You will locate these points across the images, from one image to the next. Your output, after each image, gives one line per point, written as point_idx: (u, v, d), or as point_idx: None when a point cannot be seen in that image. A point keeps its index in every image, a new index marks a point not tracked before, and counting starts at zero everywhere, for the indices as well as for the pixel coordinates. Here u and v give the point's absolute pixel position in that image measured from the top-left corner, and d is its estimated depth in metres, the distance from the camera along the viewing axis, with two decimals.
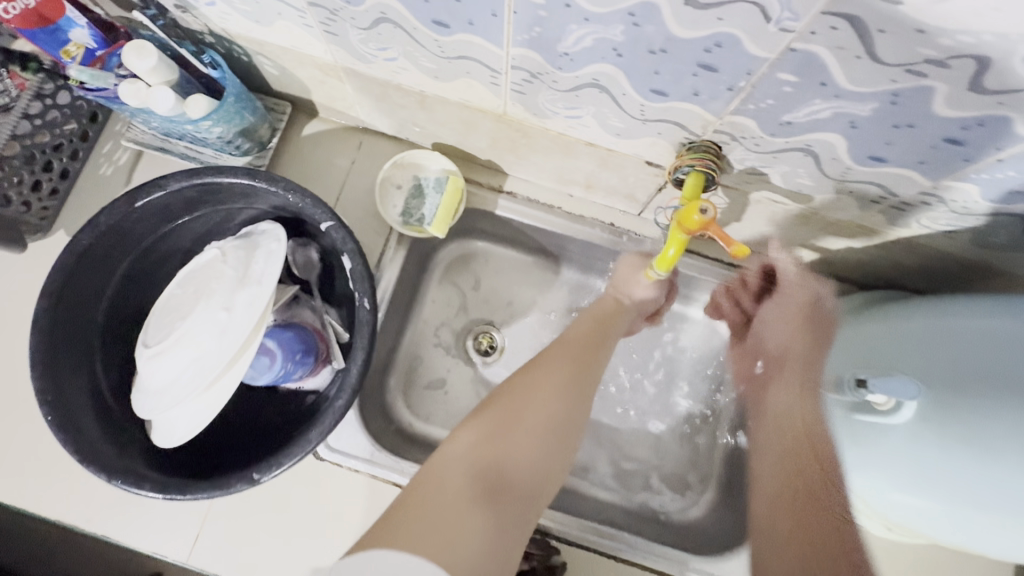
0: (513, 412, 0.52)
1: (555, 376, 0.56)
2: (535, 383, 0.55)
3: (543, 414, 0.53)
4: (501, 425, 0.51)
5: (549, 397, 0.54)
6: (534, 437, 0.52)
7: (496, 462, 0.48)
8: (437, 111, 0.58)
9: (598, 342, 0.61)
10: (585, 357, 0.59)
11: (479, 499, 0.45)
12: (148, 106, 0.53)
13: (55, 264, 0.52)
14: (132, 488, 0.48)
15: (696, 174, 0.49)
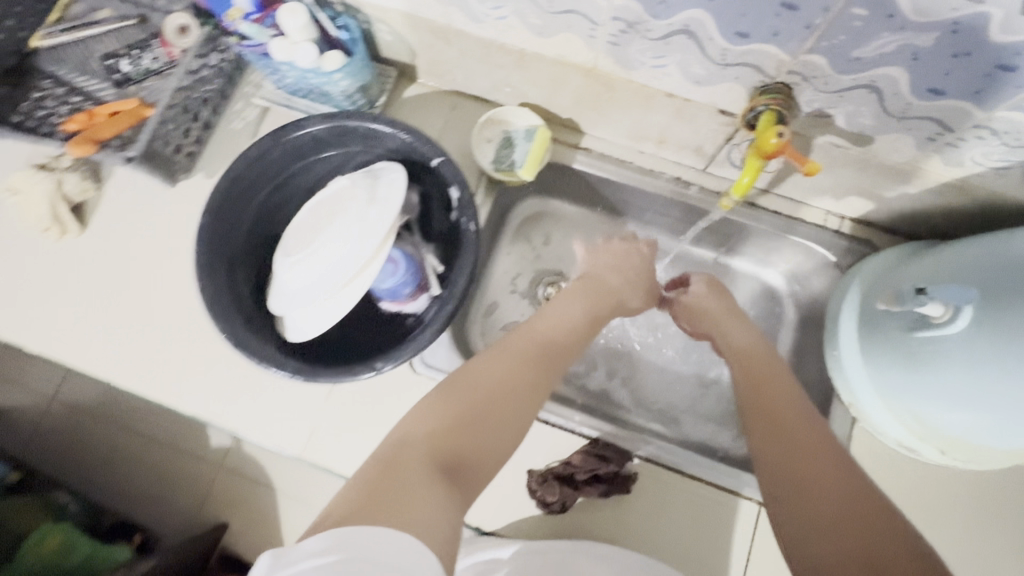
0: (474, 390, 0.48)
1: (513, 359, 0.52)
2: (485, 364, 0.51)
3: (493, 392, 0.49)
4: (461, 406, 0.47)
5: (501, 377, 0.50)
6: (490, 414, 0.47)
7: (456, 440, 0.44)
8: (532, 69, 0.67)
9: (575, 331, 0.60)
10: (554, 345, 0.56)
11: (437, 475, 0.40)
12: (293, 59, 0.64)
13: (216, 187, 0.62)
14: (277, 369, 0.58)
15: (770, 112, 0.55)
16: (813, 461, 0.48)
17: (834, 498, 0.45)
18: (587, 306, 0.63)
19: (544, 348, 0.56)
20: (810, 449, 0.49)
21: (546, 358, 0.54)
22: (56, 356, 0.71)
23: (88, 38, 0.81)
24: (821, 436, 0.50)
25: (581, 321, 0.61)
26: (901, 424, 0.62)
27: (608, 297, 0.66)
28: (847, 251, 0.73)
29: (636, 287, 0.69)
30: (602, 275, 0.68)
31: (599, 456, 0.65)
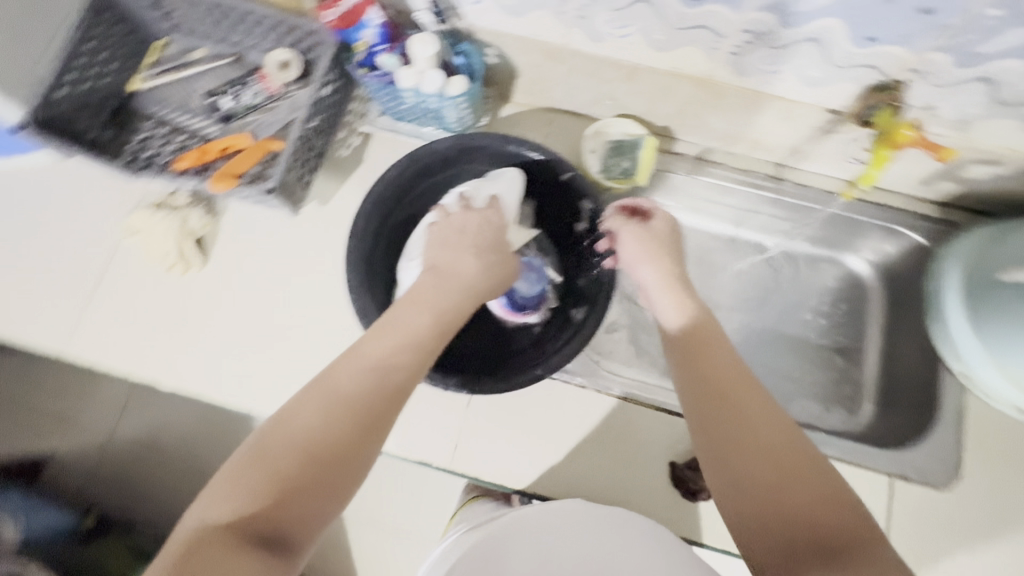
0: (284, 456, 0.44)
1: (339, 412, 0.46)
2: (314, 420, 0.46)
3: (292, 462, 0.44)
4: (278, 469, 0.43)
5: (321, 434, 0.45)
6: (326, 476, 0.44)
7: (279, 511, 0.42)
8: (640, 82, 0.71)
9: (410, 363, 0.51)
10: (383, 385, 0.49)
11: (247, 554, 0.39)
12: (421, 86, 0.67)
13: (360, 213, 0.64)
14: (443, 384, 0.60)
15: (887, 108, 0.62)
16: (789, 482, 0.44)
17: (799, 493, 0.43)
18: (435, 318, 0.55)
19: (392, 386, 0.49)
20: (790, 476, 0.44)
21: (372, 407, 0.47)
22: (190, 389, 0.73)
23: (187, 78, 0.83)
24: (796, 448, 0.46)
25: (410, 338, 0.52)
26: (1016, 388, 0.67)
27: (455, 291, 0.58)
28: (935, 233, 0.78)
29: (467, 289, 0.59)
30: (453, 262, 0.61)
31: None
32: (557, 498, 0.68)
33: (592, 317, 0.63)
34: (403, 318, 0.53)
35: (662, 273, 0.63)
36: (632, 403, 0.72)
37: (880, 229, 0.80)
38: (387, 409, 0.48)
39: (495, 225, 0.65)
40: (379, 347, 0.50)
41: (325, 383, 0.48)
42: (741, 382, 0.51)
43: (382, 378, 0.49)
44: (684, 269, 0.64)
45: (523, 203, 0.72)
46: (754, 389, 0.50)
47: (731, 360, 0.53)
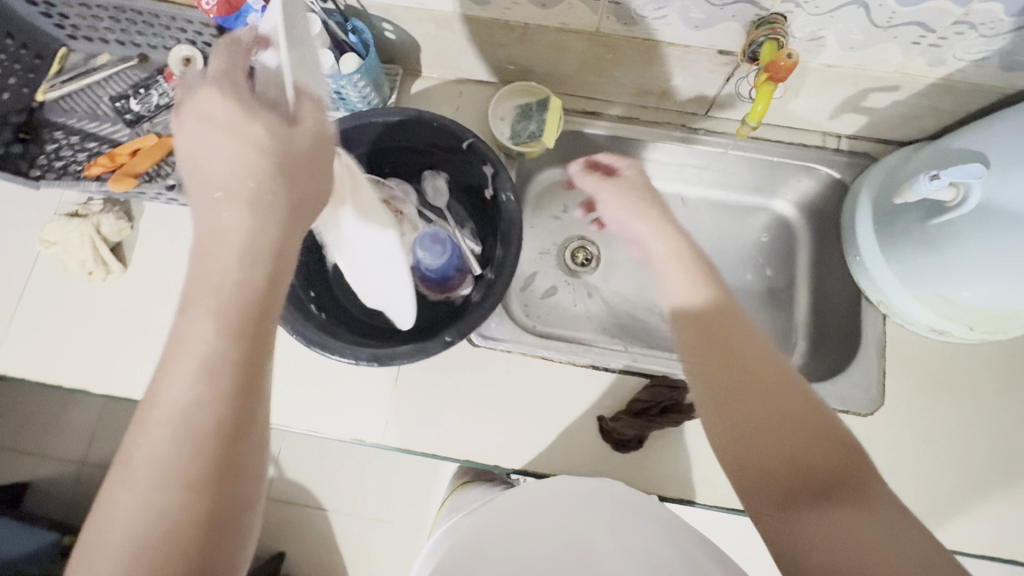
0: (133, 567, 0.34)
1: (161, 477, 0.36)
2: (135, 512, 0.36)
3: (179, 555, 0.36)
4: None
5: (165, 501, 0.36)
6: (185, 549, 0.36)
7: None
8: (536, 42, 0.71)
9: (228, 376, 0.39)
10: (222, 417, 0.39)
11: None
12: (313, 68, 0.66)
13: None
14: (353, 358, 0.61)
15: (769, 42, 0.60)
16: (782, 432, 0.46)
17: (785, 473, 0.45)
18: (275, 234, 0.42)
19: (224, 411, 0.39)
20: (780, 415, 0.47)
21: (211, 446, 0.38)
22: (124, 393, 0.73)
23: (92, 85, 0.82)
24: (768, 365, 0.50)
25: (219, 360, 0.39)
26: (930, 309, 0.68)
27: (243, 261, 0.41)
28: (849, 166, 0.78)
29: (246, 286, 0.41)
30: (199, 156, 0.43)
31: (667, 386, 0.68)
32: (491, 462, 0.70)
33: (500, 281, 0.64)
34: (191, 329, 0.39)
35: (645, 214, 0.66)
36: (559, 362, 0.73)
37: (797, 168, 0.81)
38: (238, 422, 0.39)
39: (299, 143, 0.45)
40: (181, 381, 0.38)
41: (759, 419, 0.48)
42: (724, 322, 0.55)
43: (189, 429, 0.38)
44: (666, 211, 0.67)
45: (436, 175, 0.76)
46: (743, 330, 0.53)
47: (728, 393, 0.50)
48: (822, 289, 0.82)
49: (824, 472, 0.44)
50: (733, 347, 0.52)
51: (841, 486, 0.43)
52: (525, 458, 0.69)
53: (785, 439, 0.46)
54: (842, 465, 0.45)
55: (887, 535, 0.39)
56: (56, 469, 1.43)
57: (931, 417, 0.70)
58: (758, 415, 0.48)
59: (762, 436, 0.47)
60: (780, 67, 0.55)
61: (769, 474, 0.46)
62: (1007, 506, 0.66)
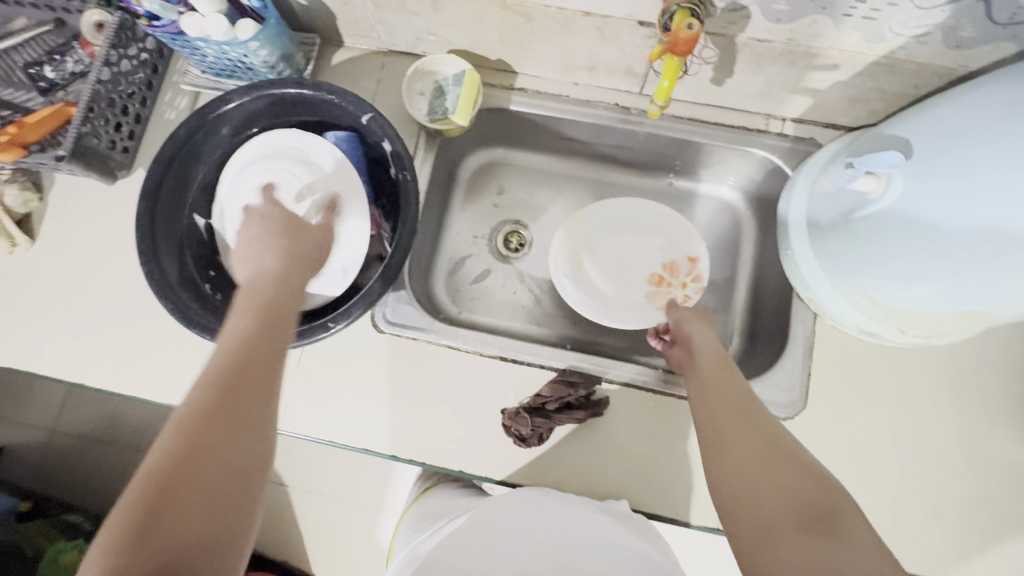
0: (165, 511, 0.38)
1: (195, 423, 0.43)
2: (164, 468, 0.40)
3: (200, 511, 0.39)
4: (148, 517, 0.38)
5: (193, 451, 0.41)
6: (208, 492, 0.40)
7: (176, 545, 0.37)
8: (449, 11, 0.66)
9: (253, 364, 0.47)
10: (243, 379, 0.46)
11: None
12: (206, 33, 0.62)
13: (149, 174, 0.62)
14: None
15: (682, 12, 0.54)
16: (753, 459, 0.47)
17: (774, 499, 0.44)
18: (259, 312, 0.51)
19: (251, 378, 0.47)
20: (756, 443, 0.49)
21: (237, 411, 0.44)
22: (29, 368, 0.72)
23: (7, 50, 0.79)
24: (742, 395, 0.55)
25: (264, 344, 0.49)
26: (859, 310, 0.63)
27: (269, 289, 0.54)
28: (793, 152, 0.73)
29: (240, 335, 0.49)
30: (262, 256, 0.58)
31: (567, 382, 0.67)
32: (387, 452, 0.67)
33: (391, 266, 0.60)
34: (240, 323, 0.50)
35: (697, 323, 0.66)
36: (465, 352, 0.70)
37: (740, 153, 0.75)
38: (246, 385, 0.46)
39: (318, 234, 0.63)
40: (213, 363, 0.47)
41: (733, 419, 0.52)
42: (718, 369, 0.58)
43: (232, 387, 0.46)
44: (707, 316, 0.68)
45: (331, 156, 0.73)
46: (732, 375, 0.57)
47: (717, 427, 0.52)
48: (762, 284, 0.77)
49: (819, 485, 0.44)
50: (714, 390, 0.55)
51: (825, 501, 0.43)
52: (422, 449, 0.67)
53: (753, 458, 0.48)
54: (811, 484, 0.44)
55: (856, 561, 0.37)
56: (22, 436, 1.40)
57: (859, 426, 0.66)
58: (737, 446, 0.49)
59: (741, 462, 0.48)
60: (680, 40, 0.51)
61: (743, 490, 0.46)
62: (924, 521, 0.63)
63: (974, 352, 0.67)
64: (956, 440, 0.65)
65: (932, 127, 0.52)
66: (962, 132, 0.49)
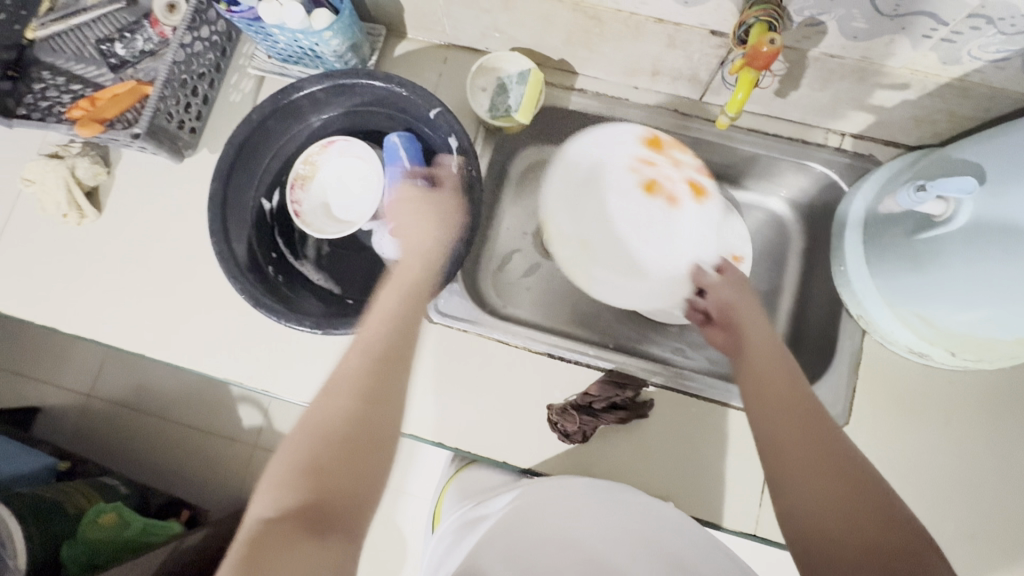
0: (319, 474, 0.43)
1: (339, 395, 0.48)
2: (314, 414, 0.47)
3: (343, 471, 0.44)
4: (307, 472, 0.43)
5: (342, 425, 0.46)
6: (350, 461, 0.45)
7: (326, 507, 0.42)
8: (519, 9, 0.67)
9: (396, 347, 0.52)
10: (393, 364, 0.51)
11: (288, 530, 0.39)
12: (282, 21, 0.64)
13: (223, 155, 0.64)
14: (298, 323, 0.61)
15: (761, 25, 0.54)
16: (829, 483, 0.47)
17: (827, 510, 0.46)
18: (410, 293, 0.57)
19: (384, 357, 0.51)
20: (827, 459, 0.48)
21: (372, 392, 0.48)
22: (94, 335, 0.75)
23: (80, 26, 0.80)
24: (796, 381, 0.55)
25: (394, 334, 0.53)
26: (910, 329, 0.63)
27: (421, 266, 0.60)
28: (850, 168, 0.73)
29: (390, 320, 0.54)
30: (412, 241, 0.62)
31: (615, 383, 0.68)
32: (434, 439, 0.69)
33: (452, 259, 0.62)
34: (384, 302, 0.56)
35: (740, 289, 0.65)
36: (513, 347, 0.72)
37: (796, 165, 0.75)
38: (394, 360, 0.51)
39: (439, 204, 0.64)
40: (380, 332, 0.53)
41: (788, 413, 0.52)
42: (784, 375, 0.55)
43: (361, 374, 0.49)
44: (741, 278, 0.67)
45: None
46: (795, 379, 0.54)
47: (776, 435, 0.51)
48: (808, 296, 0.78)
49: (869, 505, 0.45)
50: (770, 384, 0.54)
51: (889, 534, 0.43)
52: (467, 438, 0.69)
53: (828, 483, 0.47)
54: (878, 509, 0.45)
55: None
56: (62, 398, 1.45)
57: (900, 444, 0.67)
58: (793, 447, 0.50)
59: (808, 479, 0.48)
60: (759, 55, 0.51)
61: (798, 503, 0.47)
62: (960, 541, 0.63)
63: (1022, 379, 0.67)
64: (997, 464, 0.65)
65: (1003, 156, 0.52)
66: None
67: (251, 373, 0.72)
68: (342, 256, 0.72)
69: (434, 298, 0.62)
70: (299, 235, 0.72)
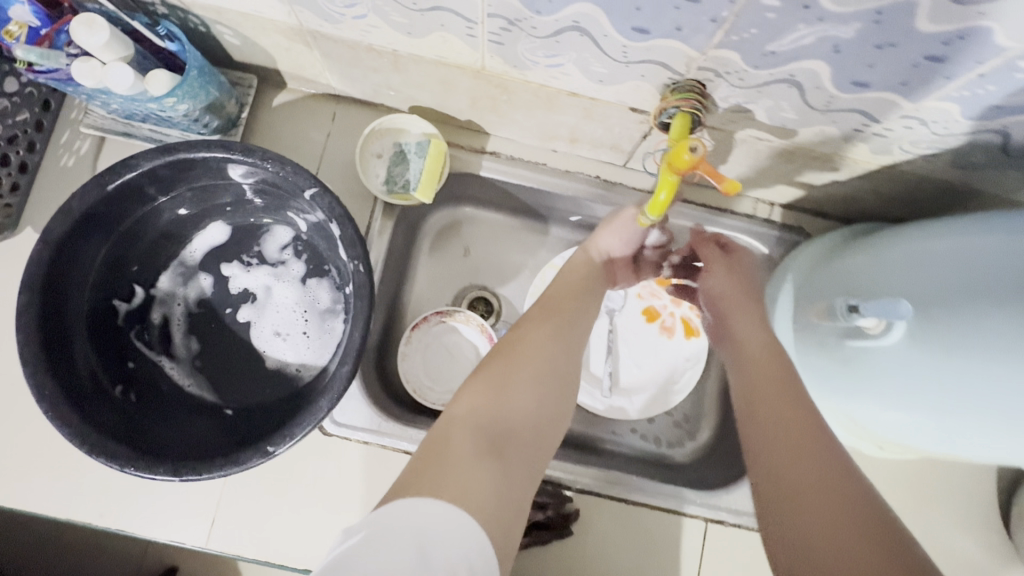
0: (492, 398, 0.47)
1: (536, 393, 0.50)
2: (515, 373, 0.50)
3: (527, 419, 0.48)
4: (505, 403, 0.47)
5: (512, 405, 0.48)
6: (534, 409, 0.48)
7: (511, 427, 0.46)
8: (413, 71, 0.57)
9: (575, 314, 0.59)
10: (567, 321, 0.58)
11: (486, 460, 0.42)
12: (106, 85, 0.50)
13: (33, 258, 0.50)
14: (146, 473, 0.48)
15: (683, 116, 0.48)
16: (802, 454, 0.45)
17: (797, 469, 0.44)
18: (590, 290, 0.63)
19: (560, 339, 0.56)
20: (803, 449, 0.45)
21: (541, 393, 0.50)
22: None
23: None
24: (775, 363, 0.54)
25: (566, 322, 0.58)
26: (842, 425, 0.60)
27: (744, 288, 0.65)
28: (779, 241, 0.69)
29: (567, 323, 0.58)
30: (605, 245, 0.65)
31: (535, 503, 0.60)
32: None
33: (341, 373, 0.51)
34: (564, 290, 0.62)
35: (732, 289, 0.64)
36: None
37: (725, 235, 0.70)
38: (573, 332, 0.57)
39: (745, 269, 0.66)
40: (563, 304, 0.59)
41: (761, 364, 0.55)
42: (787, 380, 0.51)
43: (565, 330, 0.57)
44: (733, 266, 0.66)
45: (275, 224, 0.63)
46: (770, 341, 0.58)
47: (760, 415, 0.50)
48: None
49: (850, 494, 0.41)
50: (761, 403, 0.51)
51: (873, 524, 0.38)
52: None
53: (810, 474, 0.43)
54: (888, 529, 0.38)
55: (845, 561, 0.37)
56: None
57: None
58: (768, 408, 0.50)
59: (806, 453, 0.45)
60: (681, 162, 0.45)
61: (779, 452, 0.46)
62: None
63: (944, 463, 0.66)
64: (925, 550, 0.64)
65: (941, 277, 0.46)
66: (981, 287, 0.43)
67: (93, 512, 0.58)
68: (218, 356, 0.62)
69: (323, 421, 0.51)
70: (161, 334, 0.61)
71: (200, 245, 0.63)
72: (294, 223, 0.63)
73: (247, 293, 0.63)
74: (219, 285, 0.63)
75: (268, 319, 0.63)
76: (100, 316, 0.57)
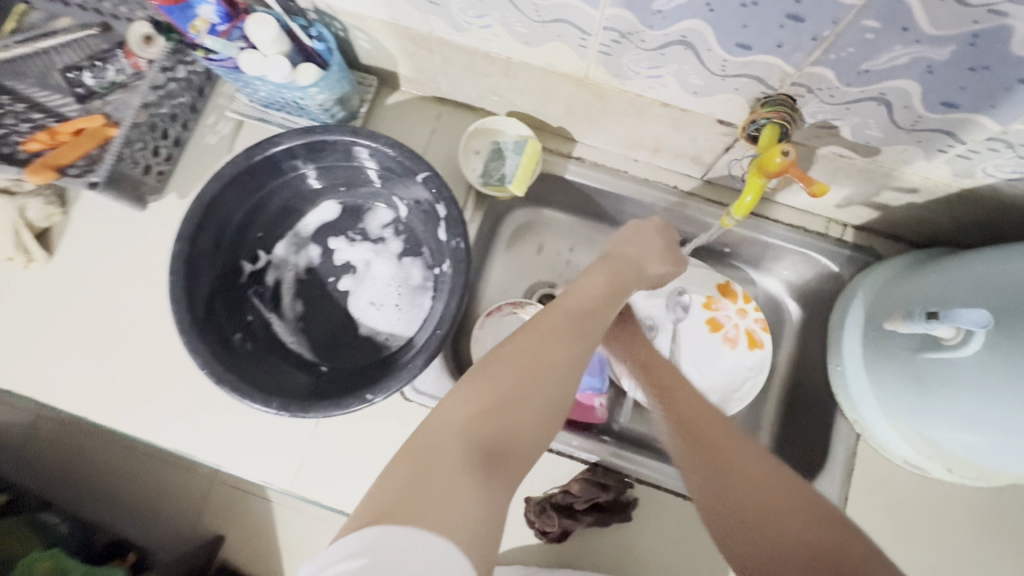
0: (494, 395, 0.40)
1: (547, 404, 0.42)
2: (514, 373, 0.42)
3: (527, 433, 0.40)
4: (506, 410, 0.40)
5: (512, 415, 0.40)
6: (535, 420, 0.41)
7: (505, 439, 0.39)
8: (520, 77, 0.63)
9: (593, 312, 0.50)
10: (589, 320, 0.48)
11: (473, 475, 0.35)
12: (264, 74, 0.59)
13: (189, 214, 0.59)
14: (261, 406, 0.54)
15: (772, 125, 0.53)
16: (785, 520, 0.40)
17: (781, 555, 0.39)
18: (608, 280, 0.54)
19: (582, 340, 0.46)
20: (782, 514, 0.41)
21: (553, 406, 0.42)
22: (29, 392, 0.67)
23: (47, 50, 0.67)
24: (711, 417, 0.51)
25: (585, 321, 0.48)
26: (908, 442, 0.61)
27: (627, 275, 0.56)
28: (850, 260, 0.71)
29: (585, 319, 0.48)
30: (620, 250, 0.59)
31: (598, 484, 0.64)
32: None
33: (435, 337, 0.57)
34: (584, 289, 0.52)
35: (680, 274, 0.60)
36: None
37: (796, 251, 0.73)
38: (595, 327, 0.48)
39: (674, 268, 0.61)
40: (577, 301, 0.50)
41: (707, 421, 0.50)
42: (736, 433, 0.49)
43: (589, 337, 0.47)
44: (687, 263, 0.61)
45: (379, 206, 0.70)
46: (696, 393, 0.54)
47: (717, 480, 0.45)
48: (802, 384, 0.75)
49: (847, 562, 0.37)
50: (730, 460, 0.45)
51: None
52: None
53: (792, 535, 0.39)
54: None
55: None
56: None
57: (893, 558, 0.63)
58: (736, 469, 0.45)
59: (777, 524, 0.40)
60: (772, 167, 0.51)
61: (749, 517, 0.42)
62: None
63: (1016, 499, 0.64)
64: None
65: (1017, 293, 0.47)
66: None
67: (200, 442, 0.65)
68: (318, 318, 0.68)
69: (414, 380, 0.56)
70: (272, 295, 0.69)
71: (313, 219, 0.70)
72: (395, 207, 0.70)
73: (349, 265, 0.70)
74: (326, 257, 0.70)
75: (365, 290, 0.69)
76: (227, 272, 0.65)
